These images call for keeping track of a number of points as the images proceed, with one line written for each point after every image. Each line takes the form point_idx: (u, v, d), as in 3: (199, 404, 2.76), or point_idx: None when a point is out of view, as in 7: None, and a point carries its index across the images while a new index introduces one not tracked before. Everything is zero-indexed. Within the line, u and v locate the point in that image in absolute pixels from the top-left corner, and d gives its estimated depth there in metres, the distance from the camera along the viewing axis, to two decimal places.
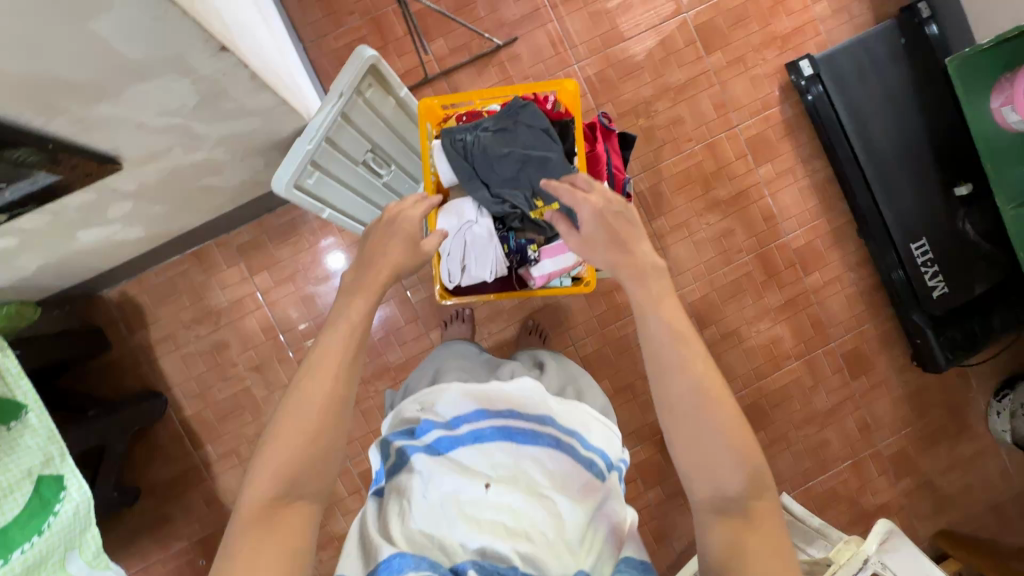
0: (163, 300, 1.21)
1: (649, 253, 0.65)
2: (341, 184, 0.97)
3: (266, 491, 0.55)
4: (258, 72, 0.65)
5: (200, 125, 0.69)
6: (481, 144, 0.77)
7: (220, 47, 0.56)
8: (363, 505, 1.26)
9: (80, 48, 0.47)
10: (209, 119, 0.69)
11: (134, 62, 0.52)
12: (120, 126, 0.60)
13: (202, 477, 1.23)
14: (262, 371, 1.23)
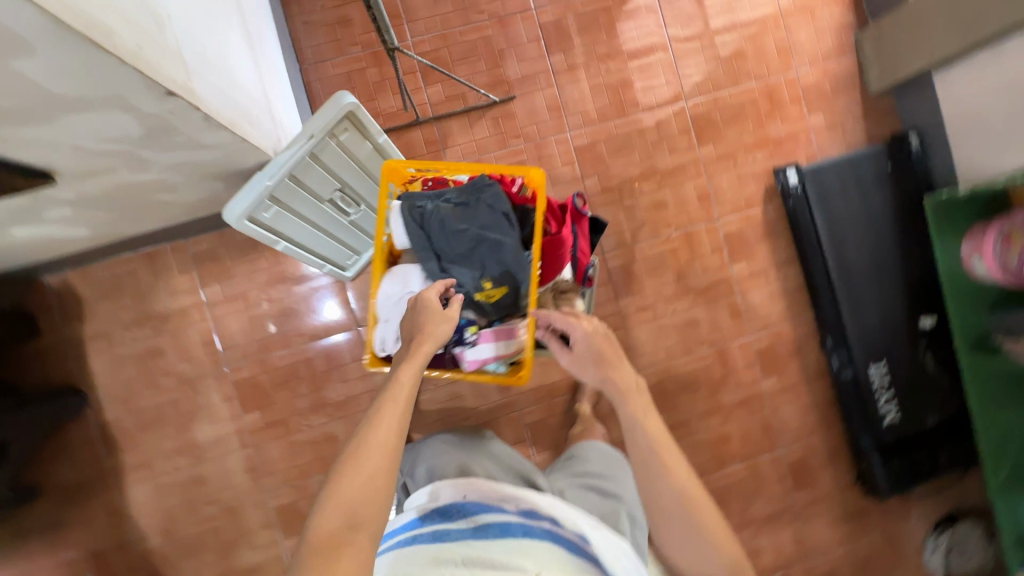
0: (106, 295, 1.17)
1: (632, 371, 0.73)
2: (301, 220, 0.95)
3: (331, 522, 0.53)
4: (214, 113, 0.63)
5: (149, 153, 0.67)
6: (447, 222, 0.76)
7: (167, 93, 0.54)
8: (272, 542, 1.20)
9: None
10: (159, 148, 0.66)
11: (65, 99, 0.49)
12: (54, 148, 0.58)
13: (110, 485, 1.17)
14: (194, 386, 1.19)
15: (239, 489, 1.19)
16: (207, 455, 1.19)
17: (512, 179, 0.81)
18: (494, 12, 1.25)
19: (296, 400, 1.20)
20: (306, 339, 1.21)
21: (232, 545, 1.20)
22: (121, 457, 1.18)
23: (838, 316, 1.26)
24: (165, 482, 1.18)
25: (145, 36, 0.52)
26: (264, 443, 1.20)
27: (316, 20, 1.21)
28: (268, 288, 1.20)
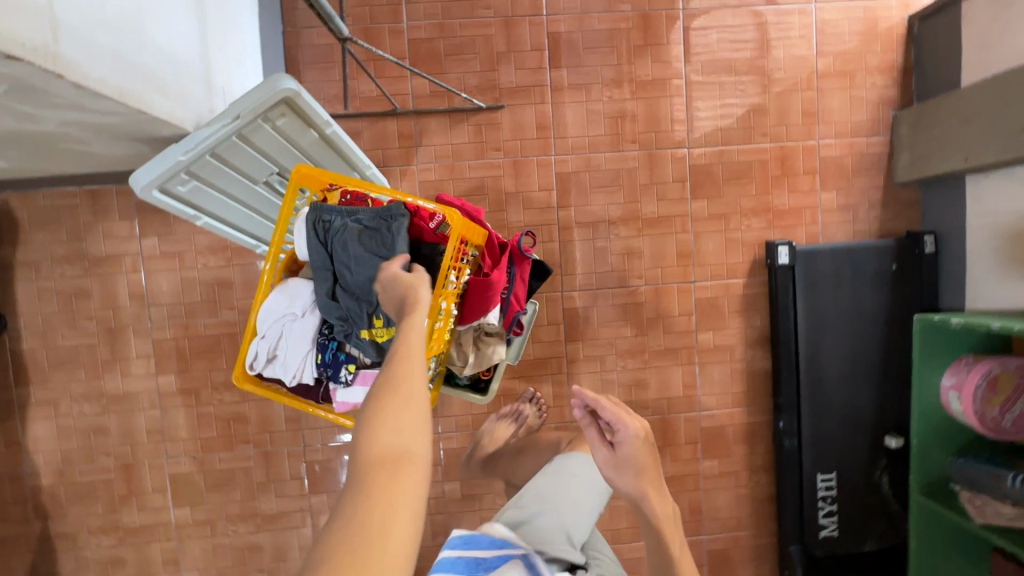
0: (41, 225, 1.13)
1: (667, 506, 0.66)
2: (226, 195, 0.88)
3: (373, 443, 0.44)
4: (87, 80, 0.56)
5: (23, 107, 0.60)
6: (349, 246, 0.67)
7: (3, 56, 0.46)
8: (163, 506, 1.19)
9: None
10: (34, 104, 0.59)
11: None
12: None
13: (13, 415, 1.16)
14: (113, 336, 1.15)
15: (140, 448, 1.18)
16: (114, 408, 1.17)
17: (431, 214, 0.72)
18: (502, 10, 1.14)
19: (213, 373, 1.17)
20: (234, 314, 1.16)
21: (123, 501, 1.19)
22: (30, 391, 1.16)
23: (797, 394, 1.15)
24: (68, 424, 1.17)
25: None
26: (173, 409, 1.17)
27: None
28: (205, 253, 1.14)
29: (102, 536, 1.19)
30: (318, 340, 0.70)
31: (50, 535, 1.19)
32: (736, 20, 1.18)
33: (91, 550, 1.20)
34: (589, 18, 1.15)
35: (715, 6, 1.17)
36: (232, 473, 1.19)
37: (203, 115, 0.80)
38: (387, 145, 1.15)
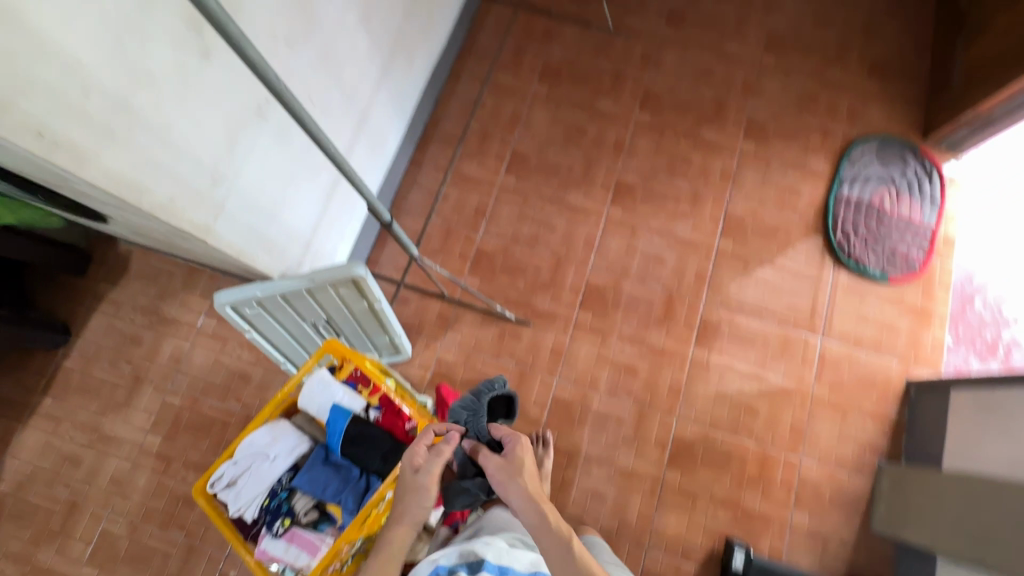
0: (140, 278, 1.37)
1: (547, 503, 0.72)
2: (279, 323, 1.06)
3: None
4: (222, 246, 0.80)
5: (176, 239, 0.84)
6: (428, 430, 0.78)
7: (178, 229, 0.70)
8: (80, 557, 1.22)
9: (65, 183, 0.63)
10: (183, 241, 0.84)
11: (108, 203, 0.67)
12: (109, 211, 0.77)
13: (21, 417, 1.30)
14: (137, 384, 1.31)
15: (95, 493, 1.25)
16: (98, 446, 1.28)
17: (409, 417, 0.86)
18: (558, 252, 1.39)
19: (193, 450, 1.27)
20: (238, 407, 1.29)
21: (51, 537, 1.23)
22: (47, 403, 1.30)
23: None
24: (55, 445, 1.28)
25: (187, 195, 0.68)
26: (143, 469, 1.26)
27: (426, 183, 1.44)
28: (245, 346, 1.33)
29: (12, 563, 1.21)
30: (274, 484, 0.80)
31: None
32: (749, 326, 1.35)
33: None
34: (624, 282, 1.37)
35: (734, 309, 1.36)
36: (153, 554, 1.22)
37: (291, 265, 1.02)
38: (426, 318, 1.34)
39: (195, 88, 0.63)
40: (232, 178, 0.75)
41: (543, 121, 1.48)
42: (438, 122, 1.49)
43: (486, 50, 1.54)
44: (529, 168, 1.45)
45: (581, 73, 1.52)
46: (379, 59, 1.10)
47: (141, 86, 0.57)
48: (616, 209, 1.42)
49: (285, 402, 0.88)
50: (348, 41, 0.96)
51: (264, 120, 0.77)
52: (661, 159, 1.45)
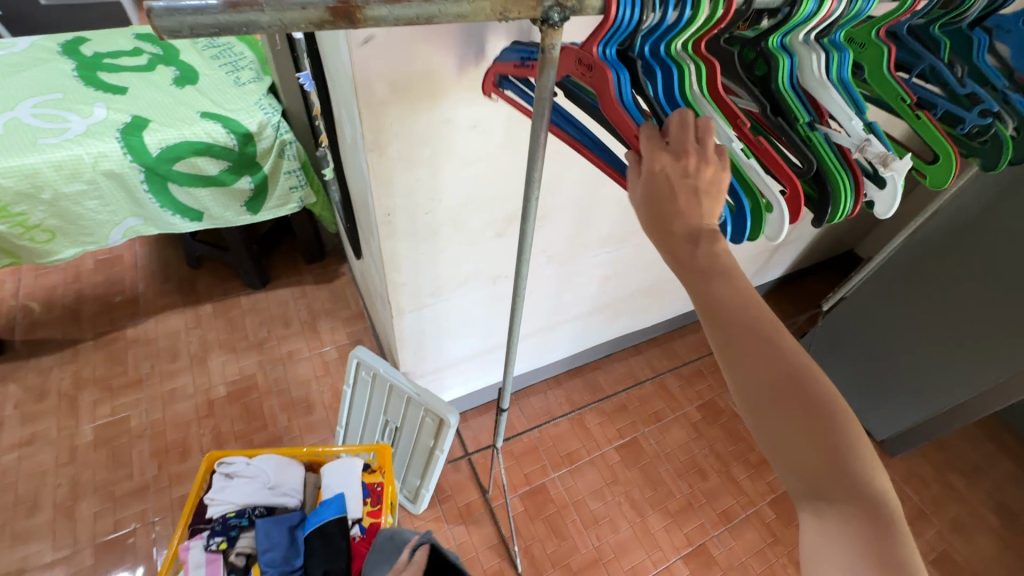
0: (331, 292, 1.70)
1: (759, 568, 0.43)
2: (369, 398, 1.18)
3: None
4: (397, 330, 1.01)
5: (380, 303, 1.10)
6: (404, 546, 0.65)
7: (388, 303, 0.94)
8: (99, 418, 1.38)
9: (369, 237, 0.92)
10: (381, 307, 1.09)
11: (375, 262, 0.95)
12: (370, 262, 1.07)
13: (187, 306, 1.63)
14: (257, 347, 1.56)
15: (154, 388, 1.45)
16: (192, 362, 1.51)
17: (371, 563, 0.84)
18: (602, 551, 1.29)
19: (227, 422, 1.41)
20: (282, 423, 1.41)
21: (105, 388, 1.44)
22: (206, 310, 1.63)
23: None
24: (180, 338, 1.56)
25: (412, 288, 0.92)
26: (192, 402, 1.43)
27: (550, 400, 1.55)
28: (331, 389, 1.49)
29: (73, 383, 1.44)
30: (248, 506, 0.84)
31: (79, 347, 1.51)
32: None
33: (59, 377, 1.45)
34: None
35: None
36: (124, 465, 1.31)
37: (416, 371, 1.17)
38: (456, 497, 1.33)
39: (475, 246, 0.89)
40: (444, 298, 0.98)
41: (676, 438, 1.51)
42: (596, 368, 1.64)
43: (674, 354, 1.70)
44: (635, 462, 1.45)
45: (737, 431, 1.54)
46: (593, 304, 1.33)
47: (452, 227, 0.82)
48: (682, 567, 1.29)
49: (317, 456, 0.95)
50: (584, 281, 1.21)
51: (492, 284, 1.00)
52: (758, 564, 1.31)
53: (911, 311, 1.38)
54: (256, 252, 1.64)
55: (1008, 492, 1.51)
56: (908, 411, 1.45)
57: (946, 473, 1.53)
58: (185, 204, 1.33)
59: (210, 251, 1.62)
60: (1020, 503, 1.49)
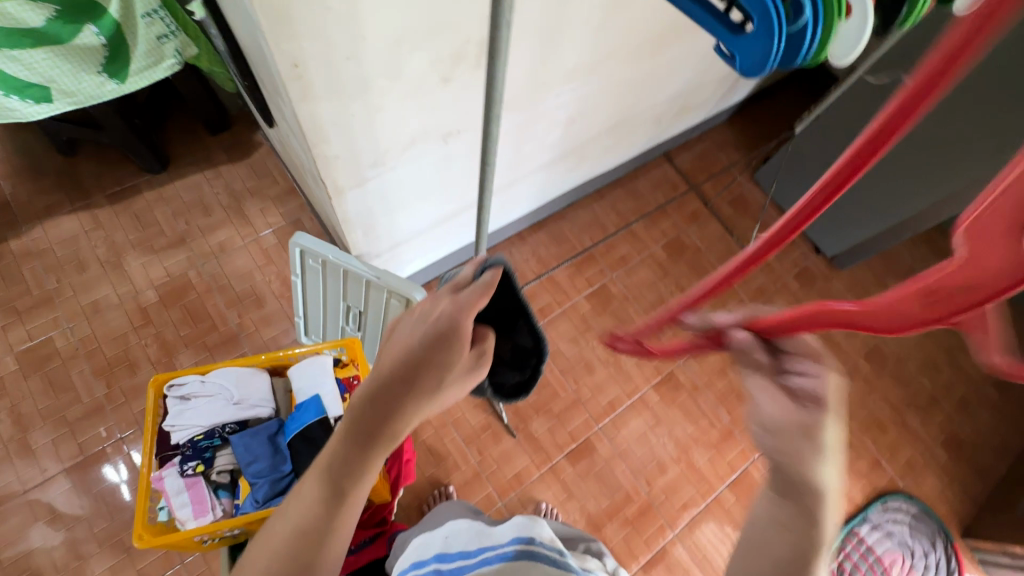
0: (250, 167, 1.45)
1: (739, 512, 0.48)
2: (323, 286, 1.07)
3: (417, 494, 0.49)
4: (340, 212, 0.86)
5: (313, 181, 0.93)
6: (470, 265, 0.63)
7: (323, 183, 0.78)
8: (20, 346, 1.23)
9: (279, 101, 0.72)
10: (316, 185, 0.92)
11: (294, 133, 0.76)
12: (287, 133, 0.86)
13: (77, 204, 1.36)
14: (179, 242, 1.36)
15: (71, 304, 1.27)
16: (107, 269, 1.31)
17: None
18: (580, 392, 1.37)
19: (170, 329, 1.28)
20: (233, 321, 1.30)
21: (11, 312, 1.25)
22: (102, 207, 1.37)
23: None
24: (81, 243, 1.33)
25: (349, 160, 0.75)
26: (122, 312, 1.28)
27: (517, 259, 1.49)
28: (279, 278, 1.36)
29: None
30: (217, 426, 0.78)
31: None
32: None
33: None
34: (618, 461, 1.32)
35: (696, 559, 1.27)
36: (67, 389, 1.20)
37: (371, 252, 1.05)
38: None
39: (418, 99, 0.71)
40: (389, 168, 0.82)
41: (643, 280, 1.53)
42: (561, 219, 1.56)
43: (638, 195, 1.63)
44: (606, 309, 1.47)
45: (700, 265, 1.57)
46: (556, 151, 1.18)
47: (386, 77, 0.64)
48: (653, 395, 1.40)
49: (279, 359, 0.87)
50: (546, 128, 1.05)
51: (446, 144, 0.84)
52: (718, 382, 1.45)
53: None
54: (140, 127, 1.33)
55: None
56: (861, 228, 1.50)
57: (885, 278, 1.66)
58: (18, 76, 0.99)
59: (81, 133, 1.30)
60: None
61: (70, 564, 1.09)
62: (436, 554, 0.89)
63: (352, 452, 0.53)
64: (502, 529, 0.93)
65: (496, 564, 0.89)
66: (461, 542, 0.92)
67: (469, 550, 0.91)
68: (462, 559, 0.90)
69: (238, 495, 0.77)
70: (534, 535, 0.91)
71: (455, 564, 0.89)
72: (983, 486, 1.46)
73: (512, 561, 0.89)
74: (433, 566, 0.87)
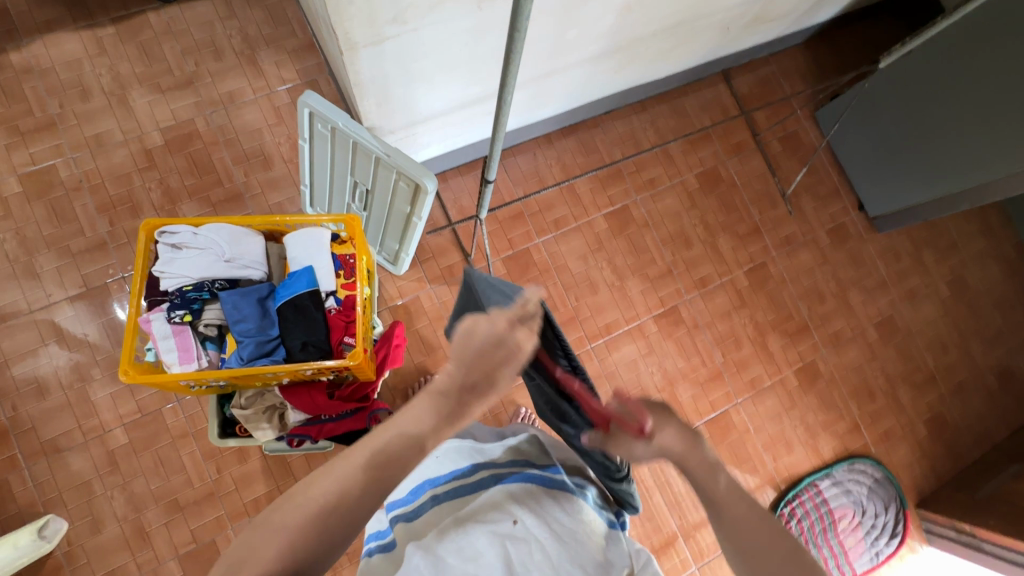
0: (267, 12, 1.31)
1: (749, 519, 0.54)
2: (331, 158, 0.99)
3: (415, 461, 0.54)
4: (349, 73, 0.78)
5: (328, 37, 0.84)
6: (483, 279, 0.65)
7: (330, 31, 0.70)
8: (25, 167, 1.21)
9: None
10: (329, 39, 0.83)
11: None
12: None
13: (80, 22, 1.26)
14: (186, 83, 1.27)
15: (75, 133, 1.23)
16: (111, 102, 1.25)
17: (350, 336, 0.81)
18: (579, 309, 1.37)
19: (174, 176, 1.25)
20: (238, 179, 1.26)
21: (13, 131, 1.21)
22: (106, 31, 1.26)
23: None
24: (84, 67, 1.25)
25: (365, 9, 0.66)
26: (126, 151, 1.24)
27: (539, 163, 1.40)
28: (289, 141, 1.29)
29: None
30: (206, 280, 0.78)
31: None
32: (656, 504, 1.32)
33: None
34: (602, 382, 1.34)
35: (659, 479, 1.33)
36: (70, 221, 1.20)
37: (385, 127, 0.97)
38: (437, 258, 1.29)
39: None
40: (410, 29, 0.72)
41: (668, 207, 1.45)
42: (594, 128, 1.44)
43: (684, 114, 1.49)
44: (622, 231, 1.42)
45: (732, 203, 1.48)
46: (605, 44, 1.05)
47: None
48: (652, 324, 1.40)
49: (276, 225, 0.85)
50: (597, 12, 0.92)
51: (478, 11, 0.73)
52: (720, 324, 1.43)
53: (973, 76, 1.18)
54: None
55: (970, 267, 1.57)
56: (909, 190, 1.39)
57: (922, 249, 1.56)
58: None
59: None
60: (976, 278, 1.57)
61: (74, 384, 1.16)
62: (430, 477, 0.63)
63: (436, 424, 0.54)
64: (504, 447, 0.67)
65: (491, 490, 0.58)
66: (455, 460, 0.64)
67: (462, 469, 0.62)
68: (456, 481, 0.60)
69: (225, 350, 0.79)
70: (533, 457, 0.64)
71: (448, 489, 0.60)
72: (952, 466, 1.49)
73: (513, 489, 0.57)
74: (429, 492, 0.60)
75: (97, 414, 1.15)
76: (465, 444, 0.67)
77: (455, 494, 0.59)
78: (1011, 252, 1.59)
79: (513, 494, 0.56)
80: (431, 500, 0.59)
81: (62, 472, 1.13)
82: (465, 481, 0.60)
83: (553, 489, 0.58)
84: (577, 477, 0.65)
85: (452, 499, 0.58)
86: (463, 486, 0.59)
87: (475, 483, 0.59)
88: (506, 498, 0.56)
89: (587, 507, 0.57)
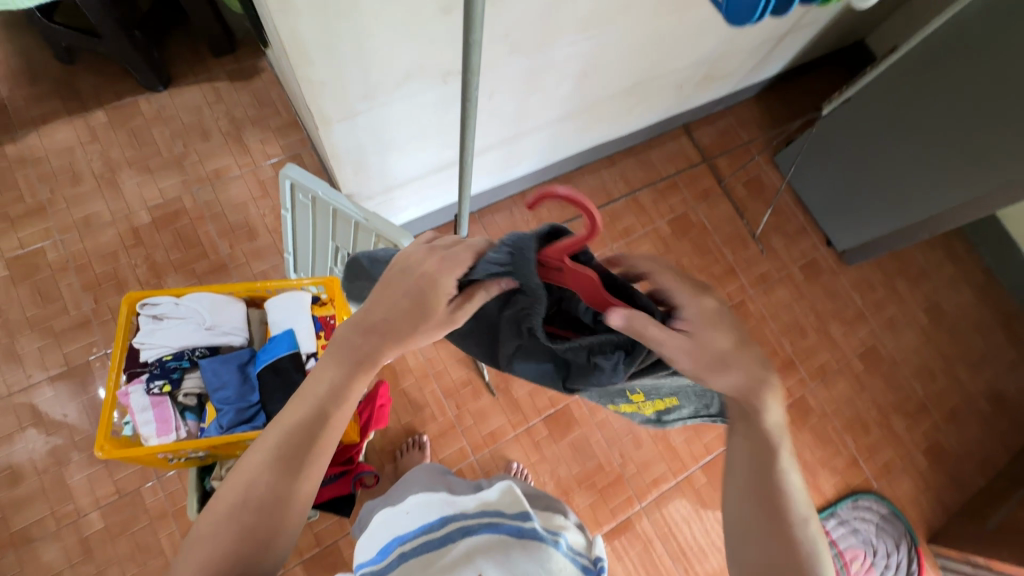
0: (252, 95, 1.40)
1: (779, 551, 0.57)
2: (313, 224, 1.03)
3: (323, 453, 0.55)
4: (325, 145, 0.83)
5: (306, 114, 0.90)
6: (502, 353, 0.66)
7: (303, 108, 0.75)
8: (13, 251, 1.23)
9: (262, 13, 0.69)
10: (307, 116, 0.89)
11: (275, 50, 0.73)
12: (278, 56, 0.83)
13: (74, 113, 1.33)
14: (174, 163, 1.33)
15: (64, 216, 1.27)
16: (101, 185, 1.30)
17: None
18: None
19: (160, 252, 1.28)
20: (223, 251, 1.29)
21: (3, 218, 1.25)
22: (99, 120, 1.34)
23: None
24: (76, 154, 1.31)
25: (336, 88, 0.72)
26: (114, 231, 1.27)
27: (517, 218, 1.46)
28: (274, 212, 1.34)
29: None
30: (187, 348, 0.79)
31: None
32: (660, 558, 1.26)
33: None
34: (594, 431, 1.32)
35: (661, 531, 1.28)
36: (55, 300, 1.22)
37: (364, 193, 1.01)
38: None
39: (417, 27, 0.68)
40: (380, 103, 0.78)
41: (644, 253, 1.50)
42: (567, 183, 1.51)
43: (651, 165, 1.57)
44: None
45: (705, 245, 1.54)
46: (567, 107, 1.13)
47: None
48: None
49: (257, 291, 0.86)
50: (555, 80, 0.99)
51: (443, 84, 0.80)
52: None
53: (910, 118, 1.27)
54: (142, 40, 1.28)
55: (943, 294, 1.62)
56: (871, 224, 1.45)
57: (893, 279, 1.61)
58: None
59: (77, 39, 1.24)
60: (951, 304, 1.61)
61: (50, 468, 1.12)
62: (397, 535, 0.60)
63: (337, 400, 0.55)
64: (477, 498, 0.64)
65: (461, 544, 0.57)
66: (425, 514, 0.62)
67: (430, 523, 0.60)
68: (423, 536, 0.58)
69: (205, 419, 0.79)
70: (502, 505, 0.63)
71: (415, 545, 0.58)
72: (958, 496, 1.45)
73: (481, 543, 0.56)
74: (395, 550, 0.58)
75: (72, 499, 1.11)
76: (433, 497, 0.66)
77: (423, 549, 0.57)
78: (979, 277, 1.64)
79: (479, 548, 0.56)
80: (397, 556, 0.57)
81: (33, 565, 1.07)
82: (431, 535, 0.58)
83: (522, 538, 0.57)
84: (551, 524, 0.64)
85: (419, 555, 0.57)
86: (429, 541, 0.58)
87: (443, 536, 0.58)
88: (472, 553, 0.55)
89: (559, 556, 0.56)
